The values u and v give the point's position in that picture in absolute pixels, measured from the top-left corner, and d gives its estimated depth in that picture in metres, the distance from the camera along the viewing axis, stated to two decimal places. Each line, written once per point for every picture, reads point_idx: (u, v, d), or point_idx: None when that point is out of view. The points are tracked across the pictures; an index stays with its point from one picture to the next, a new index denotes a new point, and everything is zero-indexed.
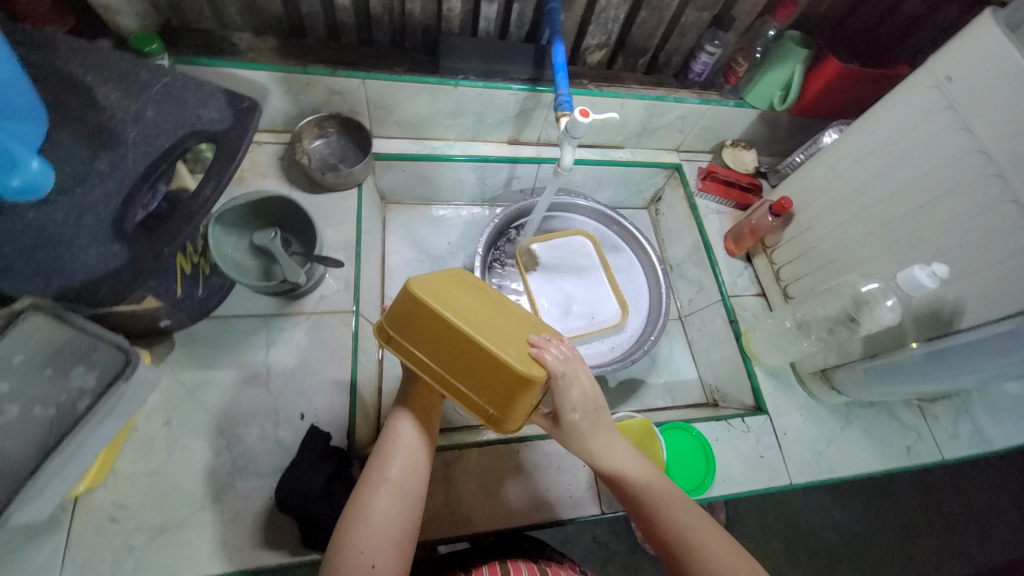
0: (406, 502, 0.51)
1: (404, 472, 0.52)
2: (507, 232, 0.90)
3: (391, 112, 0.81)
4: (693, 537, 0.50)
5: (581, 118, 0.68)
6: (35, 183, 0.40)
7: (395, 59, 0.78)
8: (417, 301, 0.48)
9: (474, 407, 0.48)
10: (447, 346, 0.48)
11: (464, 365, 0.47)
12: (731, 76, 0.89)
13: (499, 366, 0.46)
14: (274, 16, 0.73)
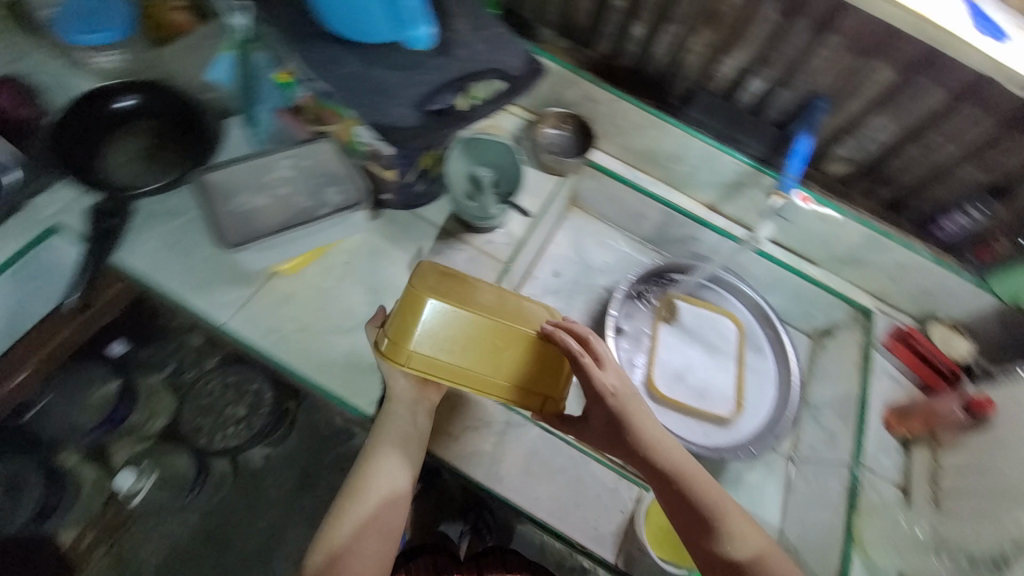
0: (380, 529, 0.62)
1: (381, 503, 0.62)
2: (660, 278, 0.90)
3: (621, 133, 0.91)
4: (769, 552, 0.60)
5: (803, 203, 0.81)
6: (420, 36, 0.55)
7: (651, 93, 0.88)
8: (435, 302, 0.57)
9: (523, 394, 0.60)
10: (479, 337, 0.58)
11: (499, 352, 0.58)
12: (982, 251, 0.79)
13: (532, 343, 0.59)
14: (577, 26, 0.87)
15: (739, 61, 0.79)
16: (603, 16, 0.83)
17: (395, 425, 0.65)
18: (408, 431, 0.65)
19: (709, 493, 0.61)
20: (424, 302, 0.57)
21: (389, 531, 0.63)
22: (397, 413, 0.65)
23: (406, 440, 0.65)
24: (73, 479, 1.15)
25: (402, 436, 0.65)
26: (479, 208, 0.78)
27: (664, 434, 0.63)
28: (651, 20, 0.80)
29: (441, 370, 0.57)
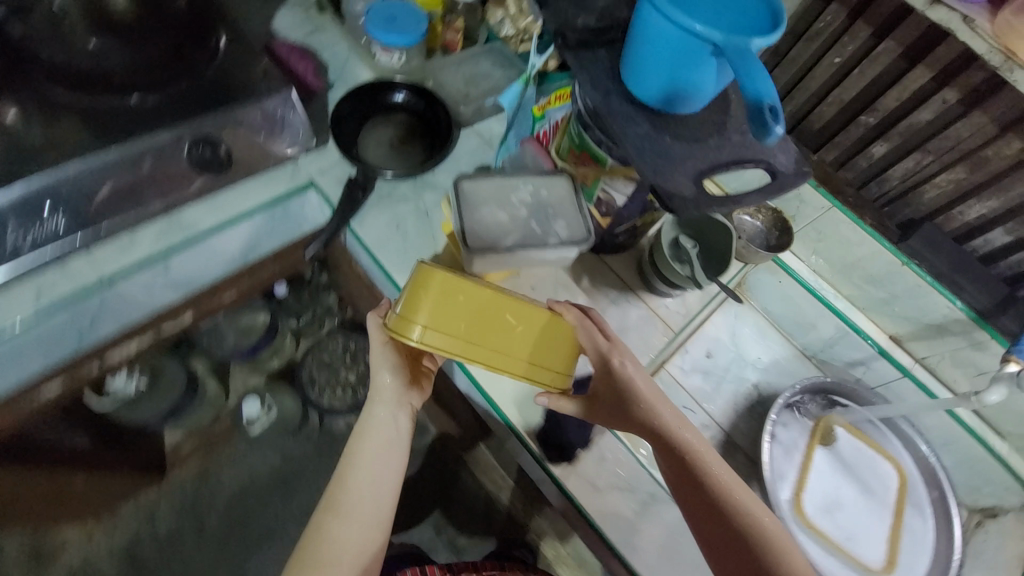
0: (367, 527, 0.69)
1: (366, 505, 0.70)
2: (822, 396, 0.85)
3: (821, 240, 0.89)
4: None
5: None
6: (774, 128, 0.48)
7: (869, 210, 0.85)
8: (449, 278, 0.58)
9: (536, 371, 0.62)
10: (493, 313, 0.60)
11: (513, 329, 0.60)
12: None
13: (543, 320, 0.62)
14: (809, 129, 0.87)
15: (987, 207, 0.76)
16: (844, 127, 0.83)
17: (376, 427, 0.72)
18: (388, 433, 0.72)
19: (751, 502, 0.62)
20: (436, 279, 0.58)
21: (375, 530, 0.70)
22: (376, 418, 0.73)
23: (386, 442, 0.72)
24: (201, 390, 1.26)
25: (384, 436, 0.72)
26: (691, 275, 0.76)
27: (681, 421, 0.65)
28: (900, 144, 0.79)
29: (455, 346, 0.58)
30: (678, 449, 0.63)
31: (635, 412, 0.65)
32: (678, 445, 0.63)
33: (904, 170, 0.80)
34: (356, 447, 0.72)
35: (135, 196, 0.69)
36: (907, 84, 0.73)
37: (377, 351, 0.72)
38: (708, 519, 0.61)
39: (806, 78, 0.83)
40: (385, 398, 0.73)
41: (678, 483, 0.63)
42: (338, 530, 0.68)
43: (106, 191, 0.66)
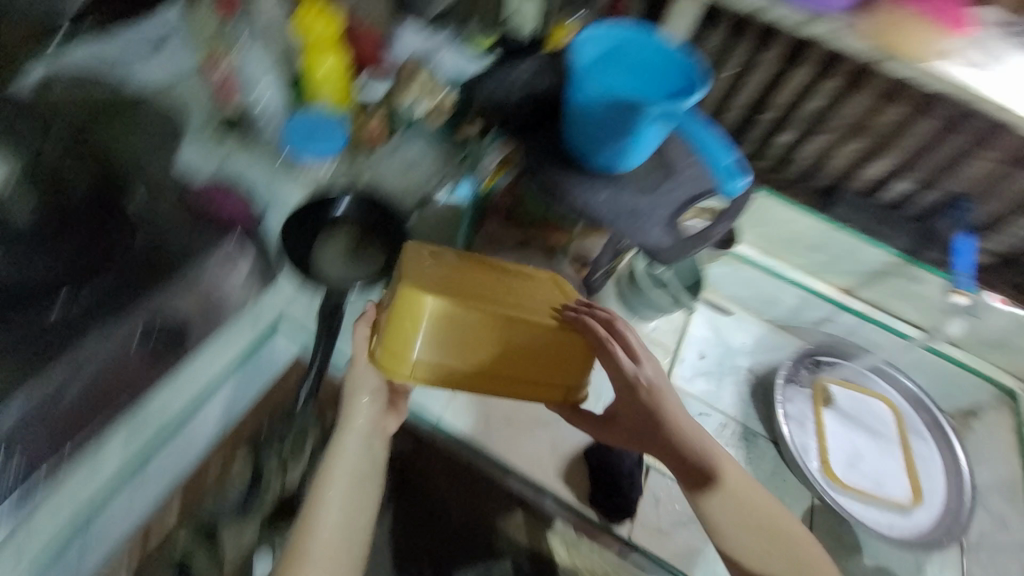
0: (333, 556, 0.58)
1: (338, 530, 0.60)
2: (810, 363, 0.94)
3: (763, 225, 0.96)
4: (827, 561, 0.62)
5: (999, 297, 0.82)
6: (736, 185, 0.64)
7: (793, 189, 0.95)
8: (439, 307, 0.56)
9: (539, 380, 0.61)
10: (489, 340, 0.58)
11: (512, 355, 0.59)
12: None
13: (546, 341, 0.59)
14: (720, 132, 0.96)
15: (885, 165, 0.87)
16: (751, 125, 0.92)
17: (351, 446, 0.65)
18: (365, 451, 0.65)
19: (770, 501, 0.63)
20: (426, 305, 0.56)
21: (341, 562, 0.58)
22: (350, 433, 0.66)
23: (360, 461, 0.64)
24: None
25: (361, 457, 0.65)
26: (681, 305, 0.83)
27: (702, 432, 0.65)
28: (802, 130, 0.89)
29: (451, 373, 0.59)
30: (698, 466, 0.63)
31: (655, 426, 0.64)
32: (699, 454, 0.63)
33: (810, 150, 0.90)
34: (329, 468, 0.63)
35: (90, 412, 0.61)
36: (795, 81, 0.83)
37: (355, 372, 0.66)
38: (729, 526, 0.62)
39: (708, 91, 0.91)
40: (358, 414, 0.66)
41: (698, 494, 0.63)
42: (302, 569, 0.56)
43: (77, 409, 0.61)
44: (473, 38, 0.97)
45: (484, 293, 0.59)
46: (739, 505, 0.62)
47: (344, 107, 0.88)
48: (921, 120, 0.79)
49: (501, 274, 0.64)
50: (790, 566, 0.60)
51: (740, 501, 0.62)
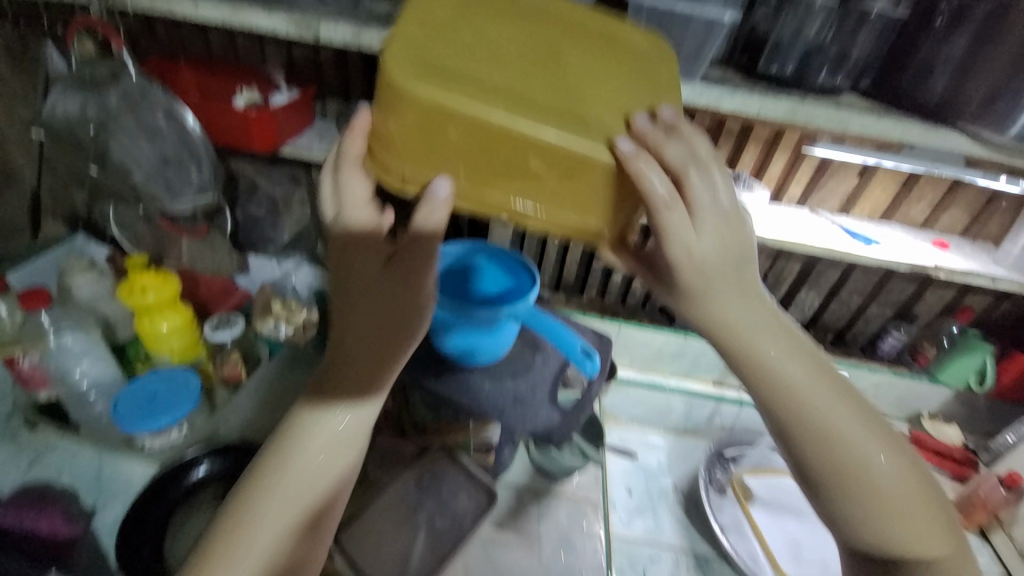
0: (354, 383, 0.51)
1: (354, 391, 0.50)
2: (721, 460, 0.97)
3: (630, 349, 1.08)
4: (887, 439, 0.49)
5: None
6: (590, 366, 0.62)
7: (641, 315, 1.08)
8: (436, 111, 0.40)
9: (534, 190, 0.44)
10: (516, 143, 0.41)
11: (556, 156, 0.42)
12: (921, 357, 1.04)
13: (595, 158, 0.42)
14: (568, 283, 1.09)
15: None
16: (589, 271, 1.06)
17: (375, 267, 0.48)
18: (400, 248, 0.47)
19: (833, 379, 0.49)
20: (423, 102, 0.40)
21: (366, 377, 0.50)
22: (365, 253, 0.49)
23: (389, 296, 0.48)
24: None
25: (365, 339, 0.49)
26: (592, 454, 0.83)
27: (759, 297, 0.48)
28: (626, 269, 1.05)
29: (419, 149, 0.43)
30: (756, 314, 0.48)
31: (717, 271, 0.46)
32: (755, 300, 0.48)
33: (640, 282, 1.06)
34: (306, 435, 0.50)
35: None
36: None
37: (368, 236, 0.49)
38: (797, 397, 0.47)
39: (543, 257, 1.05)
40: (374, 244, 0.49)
41: (749, 362, 0.48)
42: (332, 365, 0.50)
43: None
44: (322, 258, 1.01)
45: (524, 66, 0.45)
46: (813, 372, 0.48)
47: (192, 357, 0.84)
48: None
49: (564, 40, 0.49)
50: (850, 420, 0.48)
51: (809, 367, 0.48)
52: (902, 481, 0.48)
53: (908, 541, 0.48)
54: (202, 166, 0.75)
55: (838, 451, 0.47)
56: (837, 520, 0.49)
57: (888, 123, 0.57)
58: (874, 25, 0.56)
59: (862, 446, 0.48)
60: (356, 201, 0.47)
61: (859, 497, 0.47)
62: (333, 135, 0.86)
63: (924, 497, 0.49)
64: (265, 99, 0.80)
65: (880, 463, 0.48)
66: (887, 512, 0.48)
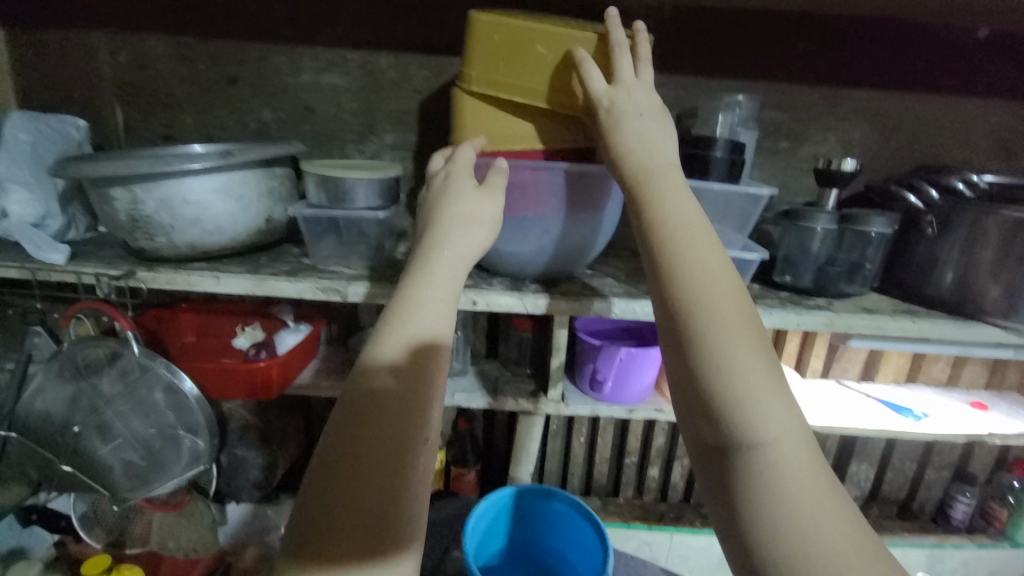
0: (386, 472, 0.39)
1: (385, 493, 0.38)
2: None
3: (687, 560, 0.92)
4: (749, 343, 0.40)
5: None
6: None
7: (689, 513, 0.95)
8: (500, 26, 0.54)
9: (526, 87, 0.55)
10: (522, 41, 0.54)
11: (553, 45, 0.53)
12: (994, 520, 0.94)
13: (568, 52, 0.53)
14: (601, 483, 0.98)
15: None
16: (621, 469, 0.97)
17: (459, 214, 0.51)
18: (474, 212, 0.52)
19: (715, 255, 0.44)
20: (480, 24, 0.55)
21: (398, 483, 0.39)
22: (458, 195, 0.52)
23: (458, 221, 0.51)
24: None
25: (434, 296, 0.47)
26: None
27: (653, 158, 0.49)
28: (662, 462, 0.96)
29: (488, 68, 0.55)
30: (658, 176, 0.48)
31: (626, 117, 0.51)
32: (644, 162, 0.49)
33: (679, 474, 0.96)
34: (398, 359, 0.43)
35: None
36: (634, 431, 0.93)
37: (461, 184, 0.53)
38: (674, 249, 0.44)
39: (570, 460, 0.96)
40: (464, 173, 0.54)
41: (639, 198, 0.48)
42: (356, 469, 0.38)
43: None
44: None
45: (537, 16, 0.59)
46: (693, 225, 0.45)
47: None
48: None
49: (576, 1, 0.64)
50: (722, 293, 0.41)
51: (701, 230, 0.45)
52: (754, 358, 0.38)
53: (757, 429, 0.36)
54: (198, 434, 0.68)
55: (698, 300, 0.41)
56: (686, 371, 0.39)
57: (921, 324, 0.59)
58: (878, 241, 0.60)
59: (727, 308, 0.41)
60: (465, 159, 0.55)
61: (701, 354, 0.39)
62: (341, 366, 0.80)
63: (788, 401, 0.38)
64: (269, 338, 0.73)
65: (743, 329, 0.40)
66: (746, 382, 0.37)
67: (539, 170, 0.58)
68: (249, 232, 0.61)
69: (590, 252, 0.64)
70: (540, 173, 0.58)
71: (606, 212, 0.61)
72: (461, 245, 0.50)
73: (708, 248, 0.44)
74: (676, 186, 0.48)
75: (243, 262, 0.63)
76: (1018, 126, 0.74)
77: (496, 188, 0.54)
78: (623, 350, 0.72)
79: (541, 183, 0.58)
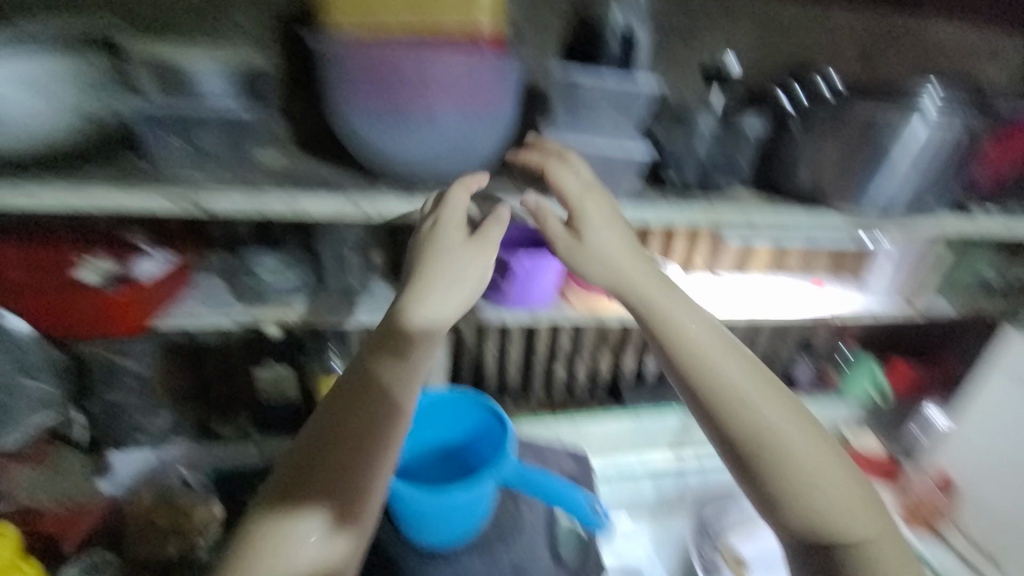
0: (348, 448, 0.50)
1: (344, 458, 0.50)
2: (708, 535, 0.92)
3: (589, 444, 1.04)
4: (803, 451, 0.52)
5: None
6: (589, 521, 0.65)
7: (591, 407, 1.06)
8: None
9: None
10: None
11: None
12: (829, 378, 1.14)
13: None
14: (510, 390, 1.04)
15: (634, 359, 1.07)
16: (529, 374, 1.03)
17: (448, 270, 0.54)
18: (457, 269, 0.55)
19: (738, 362, 0.55)
20: None
21: (355, 456, 0.50)
22: (449, 250, 0.55)
23: (443, 275, 0.54)
24: None
25: (420, 343, 0.53)
26: None
27: (638, 262, 0.57)
28: (567, 365, 1.04)
29: None
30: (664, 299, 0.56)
31: (593, 214, 0.58)
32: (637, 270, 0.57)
33: (582, 373, 1.05)
34: (388, 385, 0.52)
35: None
36: (542, 339, 0.99)
37: (451, 247, 0.55)
38: (714, 375, 0.53)
39: (481, 371, 1.00)
40: (454, 229, 0.55)
41: (661, 322, 0.55)
42: (329, 432, 0.50)
43: None
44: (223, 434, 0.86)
45: None
46: (713, 338, 0.55)
47: None
48: None
49: None
50: (760, 405, 0.53)
51: (717, 339, 0.55)
52: (816, 455, 0.52)
53: (841, 527, 0.51)
54: (39, 373, 0.68)
55: (746, 422, 0.52)
56: (775, 499, 0.51)
57: (780, 214, 0.66)
58: (751, 138, 0.64)
59: (774, 429, 0.52)
60: (456, 207, 0.56)
61: (781, 477, 0.51)
62: (223, 292, 0.73)
63: (846, 486, 0.52)
64: (121, 266, 0.65)
65: (798, 440, 0.52)
66: (812, 485, 0.51)
67: (423, 63, 0.53)
68: (58, 135, 0.51)
69: (485, 154, 0.60)
70: (426, 67, 0.53)
71: (498, 111, 0.58)
72: (446, 284, 0.54)
73: (734, 362, 0.55)
74: (670, 290, 0.57)
75: (61, 172, 0.52)
76: (876, 33, 0.80)
77: (485, 241, 0.57)
78: (523, 258, 0.74)
79: (427, 77, 0.53)
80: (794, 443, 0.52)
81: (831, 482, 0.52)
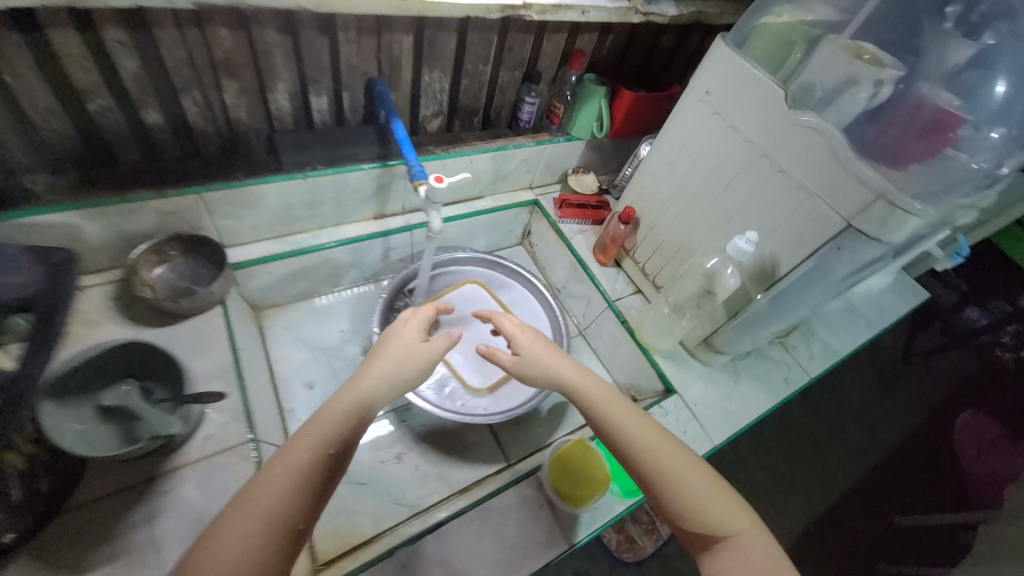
0: (298, 492, 0.48)
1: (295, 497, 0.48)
2: (400, 298, 0.91)
3: (239, 220, 0.78)
4: (643, 442, 0.58)
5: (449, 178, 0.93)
6: None
7: (230, 165, 0.76)
8: None
9: None
10: None
11: None
12: (554, 117, 1.00)
13: None
14: (70, 151, 0.66)
15: (285, 90, 0.74)
16: (91, 123, 0.65)
17: (404, 349, 0.62)
18: (408, 348, 0.62)
19: (573, 375, 0.66)
20: None
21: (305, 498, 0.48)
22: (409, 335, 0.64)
23: (400, 377, 0.60)
24: None
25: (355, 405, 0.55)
26: (154, 440, 0.58)
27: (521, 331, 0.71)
28: (162, 98, 0.66)
29: None
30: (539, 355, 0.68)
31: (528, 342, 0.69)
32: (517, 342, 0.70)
33: (197, 115, 0.70)
34: (332, 422, 0.53)
35: None
36: (71, 52, 0.57)
37: (400, 340, 0.63)
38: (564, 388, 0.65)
39: None
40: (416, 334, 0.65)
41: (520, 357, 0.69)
42: (272, 490, 0.48)
43: None
44: None
45: None
46: (555, 356, 0.68)
47: None
48: (258, 28, 0.65)
49: None
50: (594, 402, 0.62)
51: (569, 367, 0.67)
52: (655, 441, 0.58)
53: (682, 492, 0.55)
54: None
55: (603, 424, 0.60)
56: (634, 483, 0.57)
57: None
58: None
59: (615, 420, 0.60)
60: (413, 323, 0.66)
61: (634, 463, 0.57)
62: None
63: (686, 461, 0.57)
64: None
65: (635, 426, 0.59)
66: (659, 470, 0.56)
67: None
68: None
69: None
70: None
71: None
72: (378, 384, 0.57)
73: (572, 375, 0.66)
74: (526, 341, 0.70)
75: None
76: None
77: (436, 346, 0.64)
78: None
79: None
80: (631, 427, 0.60)
81: (674, 455, 0.57)
